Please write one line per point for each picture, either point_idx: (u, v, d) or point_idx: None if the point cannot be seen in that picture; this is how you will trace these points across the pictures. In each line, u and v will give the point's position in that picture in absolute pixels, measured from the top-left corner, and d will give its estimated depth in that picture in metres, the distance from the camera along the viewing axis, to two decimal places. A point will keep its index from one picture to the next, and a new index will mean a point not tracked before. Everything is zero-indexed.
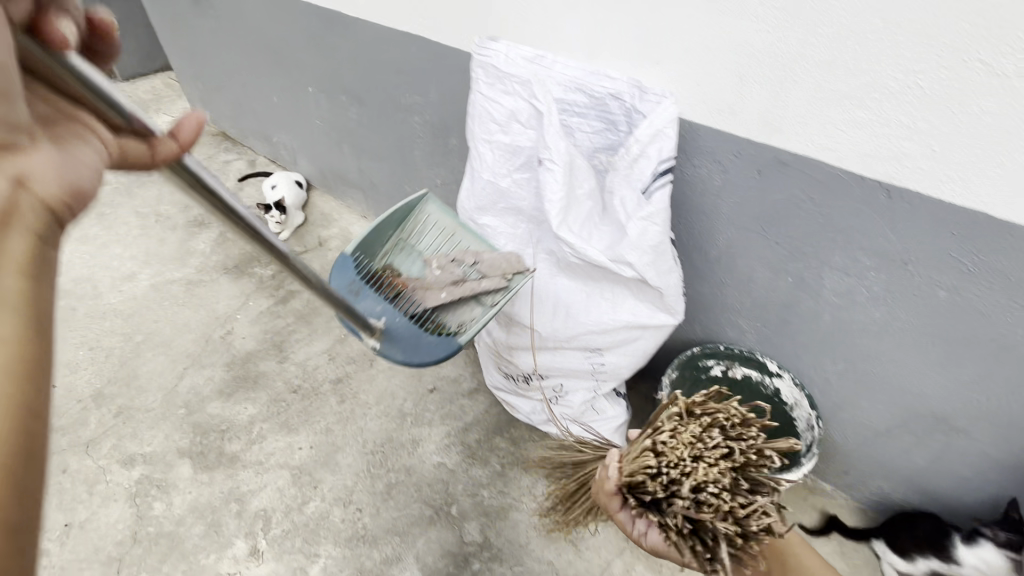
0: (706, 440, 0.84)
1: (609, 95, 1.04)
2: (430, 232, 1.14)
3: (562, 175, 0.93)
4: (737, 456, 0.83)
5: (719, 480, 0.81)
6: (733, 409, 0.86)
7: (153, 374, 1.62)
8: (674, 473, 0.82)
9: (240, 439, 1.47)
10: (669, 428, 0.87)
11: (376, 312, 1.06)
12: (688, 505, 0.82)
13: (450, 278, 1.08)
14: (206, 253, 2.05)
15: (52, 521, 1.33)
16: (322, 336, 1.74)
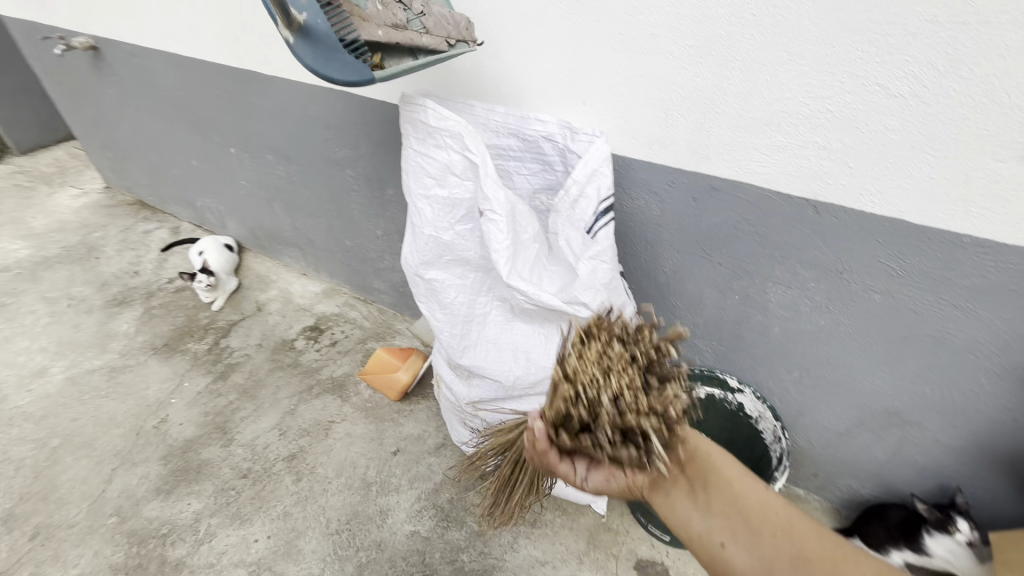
0: (612, 352, 0.73)
1: (542, 137, 1.05)
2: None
3: (506, 223, 0.91)
4: (644, 358, 0.73)
5: (634, 385, 0.70)
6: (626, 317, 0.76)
7: (76, 482, 1.44)
8: (591, 393, 0.70)
9: (186, 540, 1.32)
10: (573, 351, 0.75)
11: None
12: (611, 418, 0.69)
13: (391, 18, 0.81)
14: (129, 335, 1.87)
15: None
16: (270, 410, 1.62)
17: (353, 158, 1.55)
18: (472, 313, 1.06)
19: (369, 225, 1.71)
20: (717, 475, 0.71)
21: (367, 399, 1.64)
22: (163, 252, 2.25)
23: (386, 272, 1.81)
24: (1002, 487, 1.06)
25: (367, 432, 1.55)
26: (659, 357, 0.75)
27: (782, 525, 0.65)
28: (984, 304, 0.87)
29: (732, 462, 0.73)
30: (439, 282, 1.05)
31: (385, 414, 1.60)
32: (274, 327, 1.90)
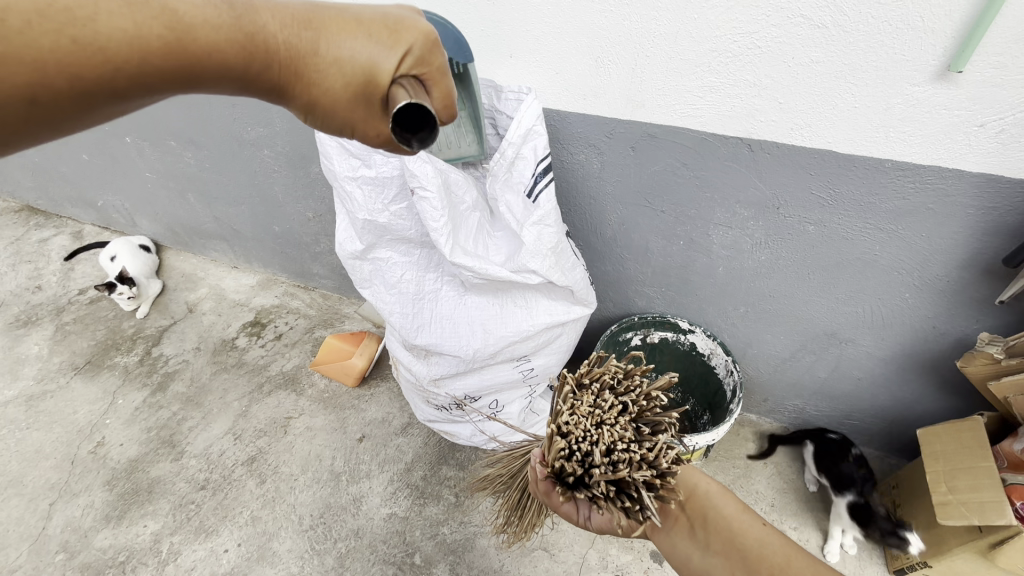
0: (603, 403, 0.76)
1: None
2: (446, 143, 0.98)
3: (439, 199, 0.86)
4: (634, 407, 0.77)
5: (624, 436, 0.73)
6: (614, 366, 0.79)
7: (9, 525, 1.32)
8: (584, 446, 0.72)
9: (149, 564, 1.25)
10: (565, 406, 0.77)
11: None
12: (605, 470, 0.71)
13: None
14: (43, 357, 1.69)
15: None
16: (220, 415, 1.53)
17: (269, 137, 1.42)
18: (422, 291, 1.02)
19: (298, 208, 1.59)
20: (719, 516, 0.71)
21: (324, 389, 1.58)
22: (66, 261, 2.02)
23: (324, 255, 1.72)
24: (925, 387, 1.17)
25: (328, 423, 1.50)
26: (648, 405, 0.77)
27: (779, 560, 0.64)
28: (906, 225, 0.93)
29: (732, 500, 0.73)
30: (385, 261, 1.01)
31: (345, 402, 1.55)
32: (210, 328, 1.77)
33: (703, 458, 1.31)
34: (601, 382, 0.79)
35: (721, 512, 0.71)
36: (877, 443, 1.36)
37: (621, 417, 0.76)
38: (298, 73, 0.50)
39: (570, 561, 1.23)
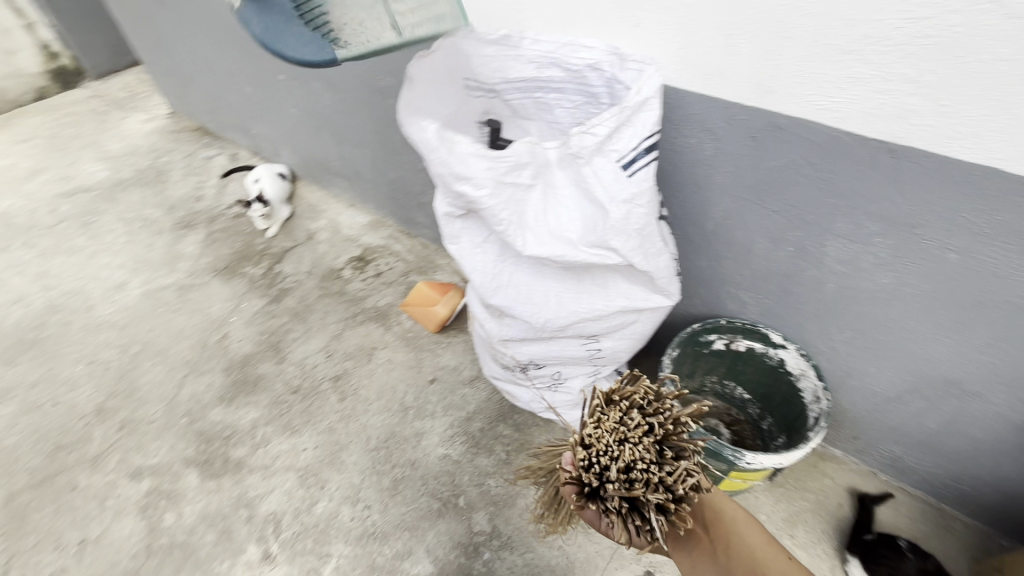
0: (628, 422, 0.84)
1: (552, 64, 0.98)
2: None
3: (496, 195, 0.88)
4: (659, 431, 0.84)
5: (645, 457, 0.81)
6: (646, 388, 0.87)
7: (153, 385, 1.62)
8: (604, 460, 0.82)
9: (246, 443, 1.47)
10: (593, 420, 0.86)
11: None
12: (622, 486, 0.81)
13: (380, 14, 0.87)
14: (195, 256, 2.01)
15: (68, 538, 1.33)
16: (319, 333, 1.72)
17: (397, 86, 1.51)
18: (504, 257, 1.04)
19: (413, 157, 1.69)
20: (742, 544, 0.82)
21: (408, 330, 1.70)
22: (222, 179, 2.34)
23: (429, 206, 1.82)
24: None
25: (406, 361, 1.62)
26: (673, 430, 0.85)
27: None
28: None
29: (755, 529, 0.85)
30: (477, 223, 1.03)
31: (423, 345, 1.66)
32: (323, 256, 1.98)
33: (767, 482, 1.22)
34: (630, 401, 0.87)
35: (745, 541, 0.82)
36: (986, 517, 1.17)
37: (644, 437, 0.84)
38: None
39: (604, 543, 1.23)
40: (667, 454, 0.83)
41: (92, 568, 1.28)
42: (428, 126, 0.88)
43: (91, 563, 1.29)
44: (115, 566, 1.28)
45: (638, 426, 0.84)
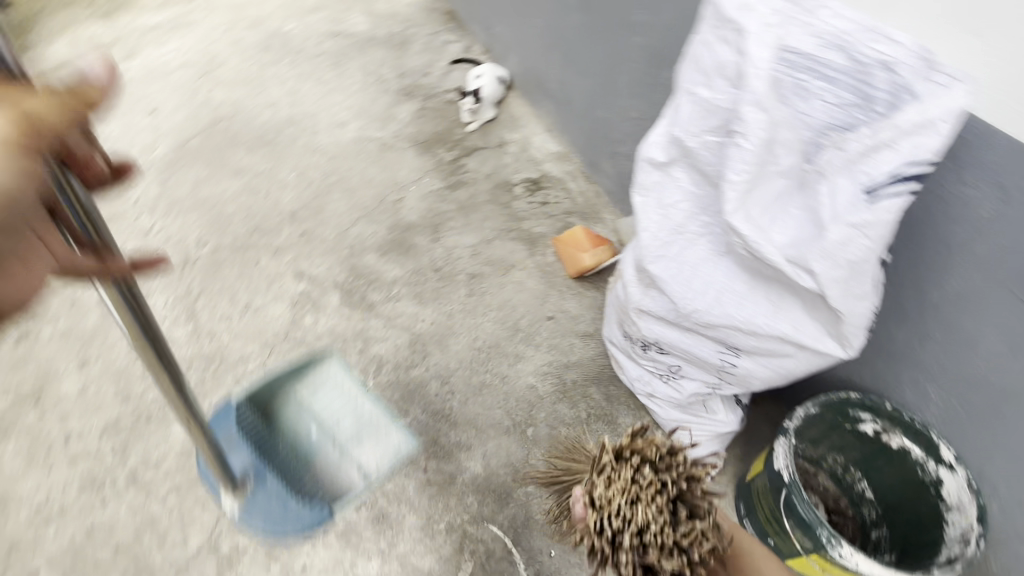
0: (640, 480, 0.93)
1: (838, 47, 0.80)
2: (385, 445, 1.37)
3: (751, 153, 0.83)
4: (671, 490, 0.93)
5: (658, 519, 0.90)
6: (655, 445, 0.95)
7: (335, 213, 1.87)
8: (618, 525, 0.91)
9: (382, 292, 1.66)
10: (604, 480, 0.95)
11: (243, 465, 1.29)
12: (637, 549, 0.90)
13: (349, 476, 1.32)
14: (403, 122, 2.21)
15: (239, 296, 1.64)
16: (473, 231, 1.83)
17: (649, 26, 1.46)
18: (686, 227, 0.99)
19: (629, 105, 1.65)
20: None
21: (549, 263, 1.73)
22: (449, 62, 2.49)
23: (621, 158, 1.78)
24: None
25: (535, 290, 1.66)
26: (684, 489, 0.94)
27: None
28: None
29: (774, 565, 0.98)
30: (677, 180, 1.00)
31: (556, 283, 1.69)
32: (504, 166, 2.06)
33: None
34: (640, 458, 0.95)
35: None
36: None
37: (658, 495, 0.92)
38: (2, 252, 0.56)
39: None
40: (681, 515, 0.92)
41: (246, 327, 1.57)
42: (767, 35, 0.83)
43: (246, 323, 1.58)
44: (261, 334, 1.56)
45: (651, 487, 0.92)
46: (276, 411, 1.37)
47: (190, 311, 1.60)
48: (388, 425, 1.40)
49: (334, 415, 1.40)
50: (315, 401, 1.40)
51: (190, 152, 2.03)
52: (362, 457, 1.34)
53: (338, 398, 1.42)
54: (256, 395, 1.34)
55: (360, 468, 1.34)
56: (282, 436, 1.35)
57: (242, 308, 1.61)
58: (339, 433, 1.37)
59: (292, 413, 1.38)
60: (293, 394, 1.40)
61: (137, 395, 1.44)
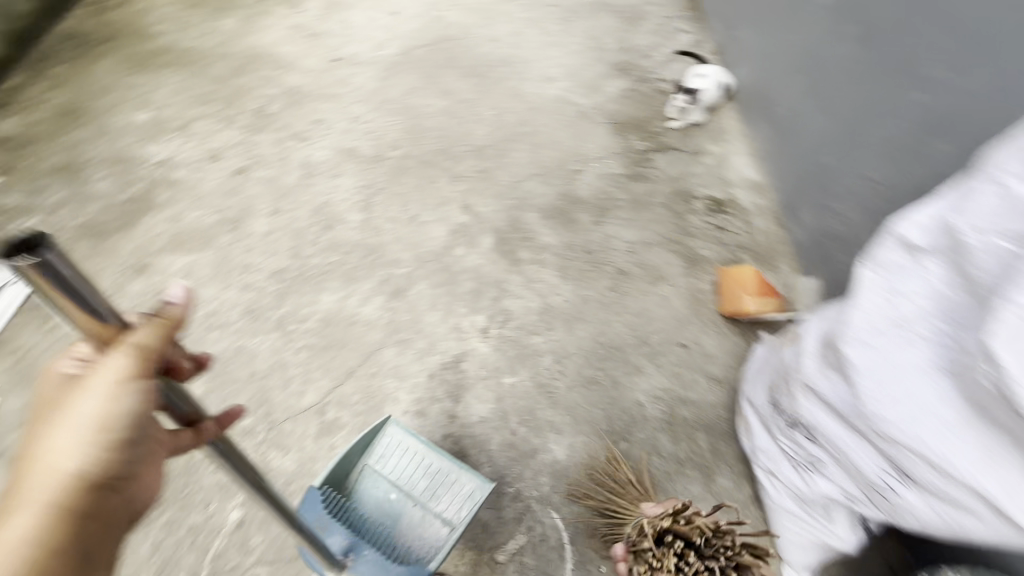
0: (687, 567, 1.07)
1: None
2: (460, 493, 1.23)
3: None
4: (717, 573, 1.07)
5: None
6: (700, 533, 1.08)
7: (515, 162, 1.90)
8: None
9: (532, 254, 1.68)
10: (651, 565, 1.10)
11: (345, 543, 1.12)
12: None
13: (438, 534, 1.20)
14: (608, 95, 2.14)
15: (408, 206, 1.74)
16: (637, 228, 1.77)
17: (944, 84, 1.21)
18: (911, 326, 0.87)
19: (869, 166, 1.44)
20: None
21: (701, 291, 1.62)
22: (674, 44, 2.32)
23: (829, 215, 1.59)
24: None
25: (678, 312, 1.58)
26: (728, 569, 1.07)
27: None
28: None
29: None
30: (928, 273, 0.85)
31: (701, 315, 1.59)
32: (692, 174, 1.93)
33: None
34: (684, 547, 1.08)
35: None
36: None
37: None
38: (120, 484, 0.72)
39: None
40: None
41: (404, 235, 1.67)
42: None
43: (405, 232, 1.68)
44: (414, 247, 1.65)
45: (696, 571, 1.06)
46: (354, 489, 1.25)
47: (366, 202, 1.73)
48: (461, 474, 1.25)
49: (401, 480, 1.25)
50: (385, 471, 1.25)
51: (413, 60, 2.14)
52: (440, 519, 1.21)
53: (403, 460, 1.25)
54: (333, 475, 1.23)
55: (441, 520, 1.22)
56: (364, 508, 1.23)
57: (410, 218, 1.71)
58: (426, 496, 1.24)
59: (370, 491, 1.24)
60: (362, 469, 1.26)
61: (304, 256, 1.59)
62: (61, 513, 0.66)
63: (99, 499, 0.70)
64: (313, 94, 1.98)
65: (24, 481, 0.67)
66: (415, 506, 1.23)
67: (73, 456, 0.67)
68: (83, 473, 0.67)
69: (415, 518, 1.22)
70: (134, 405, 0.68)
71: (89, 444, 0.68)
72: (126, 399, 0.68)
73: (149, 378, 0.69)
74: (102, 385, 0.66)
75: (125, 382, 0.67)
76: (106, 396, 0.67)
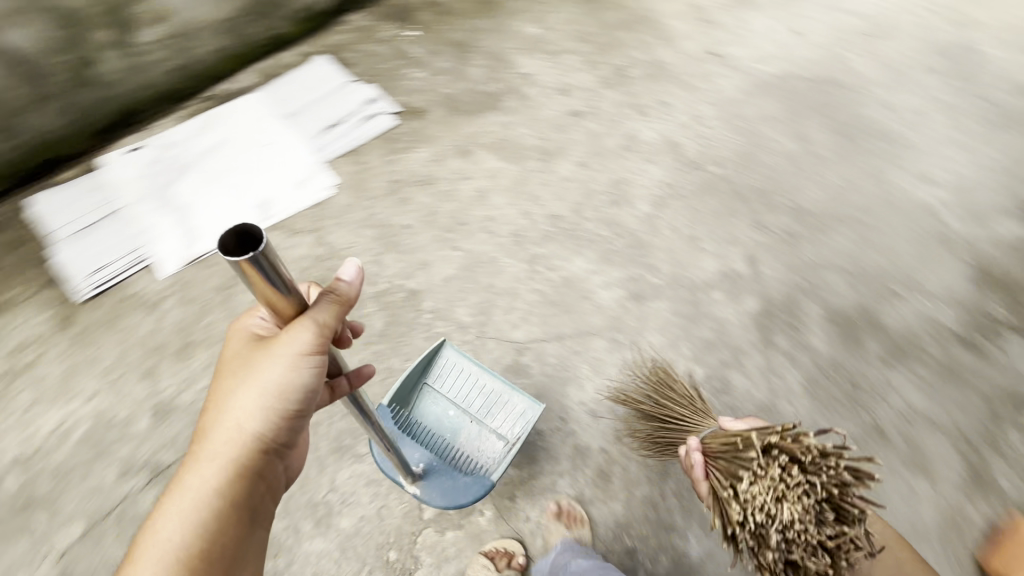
0: (789, 480, 0.85)
1: None
2: (515, 416, 1.26)
3: None
4: (820, 492, 0.84)
5: (810, 526, 0.83)
6: (809, 445, 0.85)
7: (831, 243, 1.63)
8: (760, 518, 0.86)
9: (788, 346, 1.47)
10: (748, 472, 0.89)
11: (417, 457, 1.21)
12: (776, 550, 0.86)
13: (500, 447, 1.24)
14: (998, 227, 1.64)
15: (695, 226, 1.64)
16: (926, 398, 1.42)
17: None
18: None
19: None
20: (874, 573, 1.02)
21: (966, 522, 1.31)
22: None
23: None
24: None
25: (919, 522, 1.31)
26: (838, 491, 0.85)
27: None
28: None
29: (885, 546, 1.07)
30: None
31: (939, 542, 1.30)
32: None
33: None
34: (787, 456, 0.87)
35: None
36: None
37: (805, 495, 0.84)
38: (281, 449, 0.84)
39: None
40: (826, 516, 0.84)
41: (676, 251, 1.60)
42: None
43: (679, 248, 1.60)
44: (679, 267, 1.57)
45: (796, 488, 0.84)
46: (413, 407, 1.28)
47: (661, 200, 1.68)
48: (511, 395, 1.28)
49: (457, 398, 1.28)
50: (442, 388, 1.28)
51: (788, 89, 1.89)
52: (494, 433, 1.25)
53: (460, 380, 1.28)
54: (396, 393, 1.25)
55: (496, 436, 1.26)
56: (424, 424, 1.27)
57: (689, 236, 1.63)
58: (482, 416, 1.27)
59: (429, 409, 1.28)
60: (421, 389, 1.29)
61: (581, 216, 1.63)
62: (241, 476, 0.78)
63: (266, 462, 0.81)
64: (675, 73, 1.92)
65: (207, 434, 0.78)
66: (473, 421, 1.27)
67: (257, 419, 0.78)
68: (262, 434, 0.79)
69: (473, 433, 1.26)
70: (308, 379, 0.79)
71: (268, 415, 0.78)
72: (303, 372, 0.78)
73: (325, 352, 0.78)
74: (285, 358, 0.76)
75: (307, 355, 0.76)
76: (287, 370, 0.76)
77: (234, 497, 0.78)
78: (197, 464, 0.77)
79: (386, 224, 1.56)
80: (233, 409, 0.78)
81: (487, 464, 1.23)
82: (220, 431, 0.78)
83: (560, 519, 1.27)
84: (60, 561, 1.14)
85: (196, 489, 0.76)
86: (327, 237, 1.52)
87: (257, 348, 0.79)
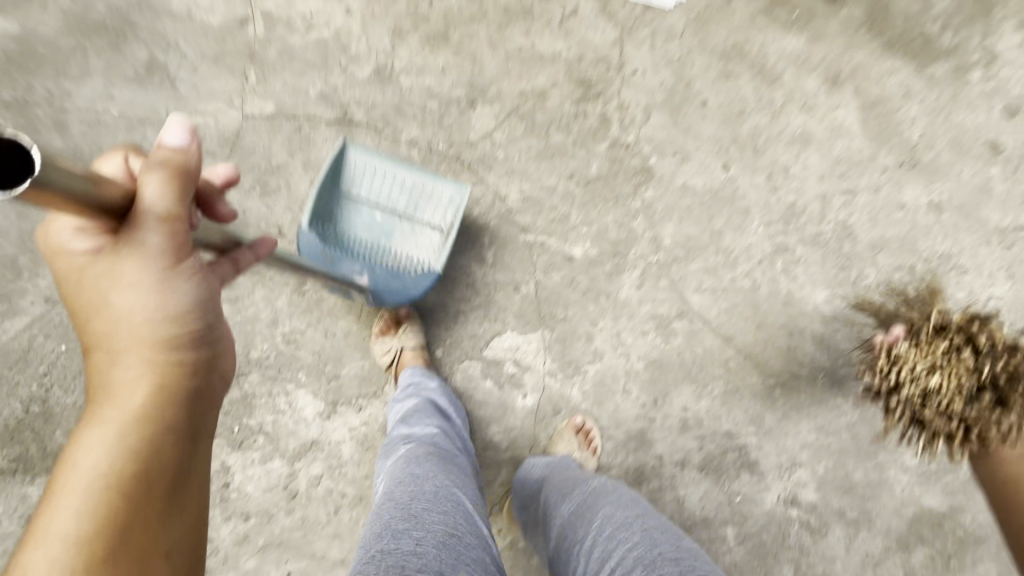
0: (948, 348, 0.97)
1: None
2: (447, 206, 1.09)
3: None
4: (986, 372, 0.94)
5: (959, 385, 0.95)
6: (983, 332, 0.95)
7: None
8: (912, 395, 1.01)
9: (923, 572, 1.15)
10: (924, 334, 1.00)
11: (355, 267, 1.04)
12: (930, 412, 0.99)
13: (443, 235, 1.09)
14: None
15: None
16: None
17: None
18: None
19: None
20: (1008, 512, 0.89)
21: None
22: None
23: None
24: None
25: None
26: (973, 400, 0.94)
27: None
28: None
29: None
30: None
31: None
32: None
33: None
34: (950, 340, 0.97)
35: None
36: None
37: (969, 367, 0.95)
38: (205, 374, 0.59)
39: None
40: (982, 394, 0.94)
41: None
42: None
43: None
44: None
45: (956, 362, 0.95)
46: (336, 224, 1.07)
47: None
48: (436, 184, 1.09)
49: (379, 198, 1.09)
50: (359, 191, 1.07)
51: None
52: (427, 228, 1.09)
53: (377, 182, 1.08)
54: (314, 207, 1.03)
55: (429, 228, 1.10)
56: (353, 237, 1.08)
57: None
58: (412, 211, 1.10)
59: (355, 216, 1.08)
60: (340, 201, 1.07)
61: (873, 257, 1.23)
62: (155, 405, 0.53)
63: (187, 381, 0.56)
64: None
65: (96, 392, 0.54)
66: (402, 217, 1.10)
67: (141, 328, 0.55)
68: (166, 352, 0.56)
69: (404, 228, 1.10)
70: (192, 286, 0.58)
71: (162, 318, 0.56)
72: (184, 279, 0.57)
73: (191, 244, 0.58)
74: (145, 264, 0.54)
75: (173, 257, 0.56)
76: (157, 286, 0.55)
77: (154, 432, 0.52)
78: (90, 432, 0.50)
79: (691, 83, 1.24)
80: (116, 353, 0.55)
81: (430, 257, 1.09)
82: (117, 378, 0.53)
83: (577, 436, 1.10)
84: (233, 127, 1.14)
85: (104, 447, 0.49)
86: (628, 45, 1.24)
87: (104, 278, 0.54)
